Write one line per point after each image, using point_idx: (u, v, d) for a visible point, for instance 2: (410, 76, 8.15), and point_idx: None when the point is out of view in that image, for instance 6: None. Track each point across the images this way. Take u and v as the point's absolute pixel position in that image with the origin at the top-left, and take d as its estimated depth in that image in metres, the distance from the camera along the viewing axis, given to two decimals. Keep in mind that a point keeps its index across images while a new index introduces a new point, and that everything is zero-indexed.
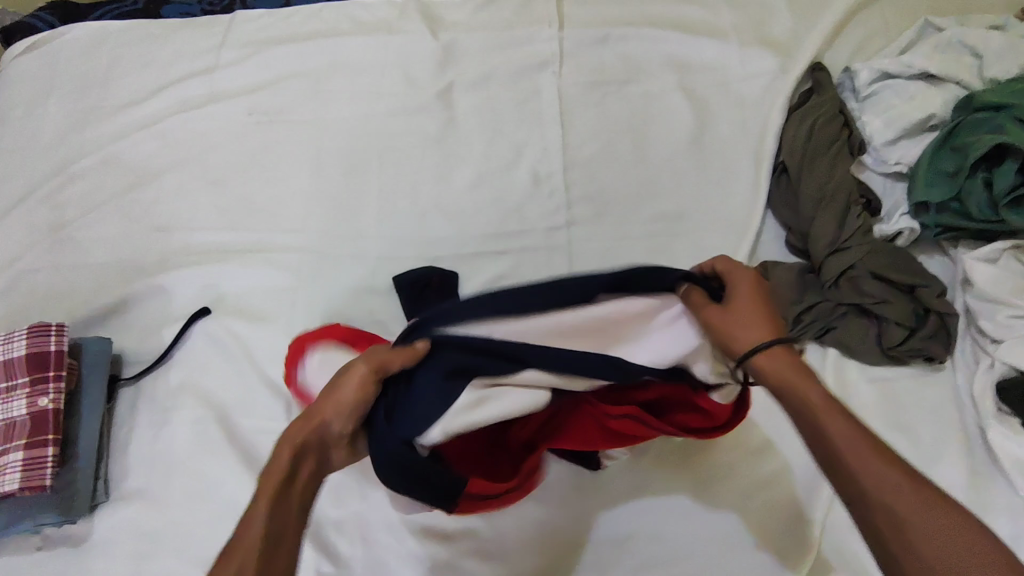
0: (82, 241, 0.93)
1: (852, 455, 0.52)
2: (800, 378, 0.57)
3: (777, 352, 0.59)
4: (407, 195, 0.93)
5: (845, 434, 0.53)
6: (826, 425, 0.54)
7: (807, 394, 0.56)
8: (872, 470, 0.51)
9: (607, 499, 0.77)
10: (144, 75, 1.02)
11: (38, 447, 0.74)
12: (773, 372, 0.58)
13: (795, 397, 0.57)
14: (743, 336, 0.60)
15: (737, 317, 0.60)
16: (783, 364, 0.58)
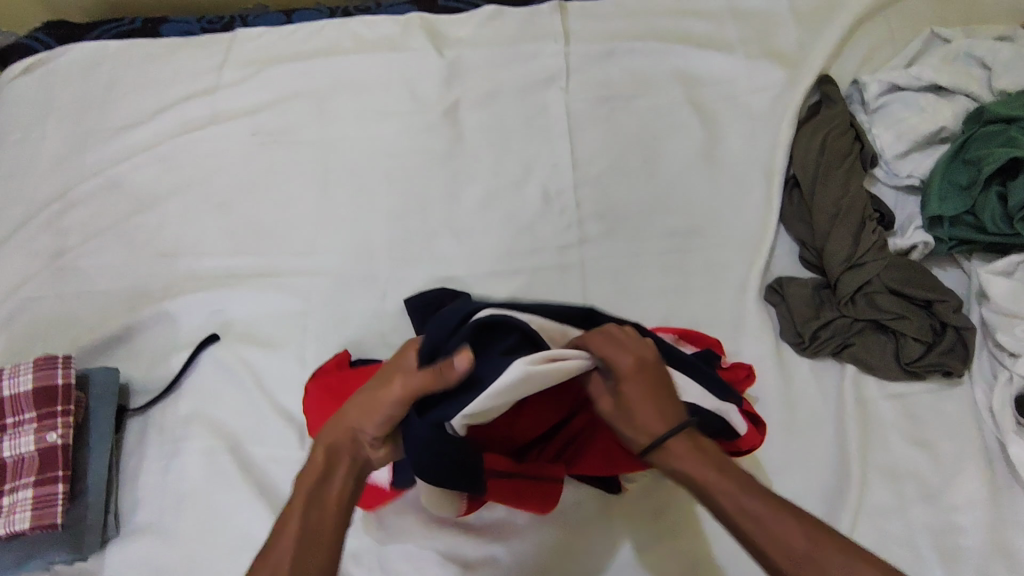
0: (86, 268, 0.91)
1: (764, 534, 0.47)
2: (696, 460, 0.51)
3: (676, 439, 0.52)
4: (417, 216, 0.92)
5: (766, 504, 0.48)
6: (728, 502, 0.49)
7: (705, 477, 0.50)
8: (787, 541, 0.46)
9: (630, 523, 0.76)
10: (147, 97, 1.01)
11: (48, 484, 0.73)
12: (678, 459, 0.51)
13: (692, 482, 0.51)
14: (626, 425, 0.54)
15: (630, 403, 0.53)
16: (684, 450, 0.52)
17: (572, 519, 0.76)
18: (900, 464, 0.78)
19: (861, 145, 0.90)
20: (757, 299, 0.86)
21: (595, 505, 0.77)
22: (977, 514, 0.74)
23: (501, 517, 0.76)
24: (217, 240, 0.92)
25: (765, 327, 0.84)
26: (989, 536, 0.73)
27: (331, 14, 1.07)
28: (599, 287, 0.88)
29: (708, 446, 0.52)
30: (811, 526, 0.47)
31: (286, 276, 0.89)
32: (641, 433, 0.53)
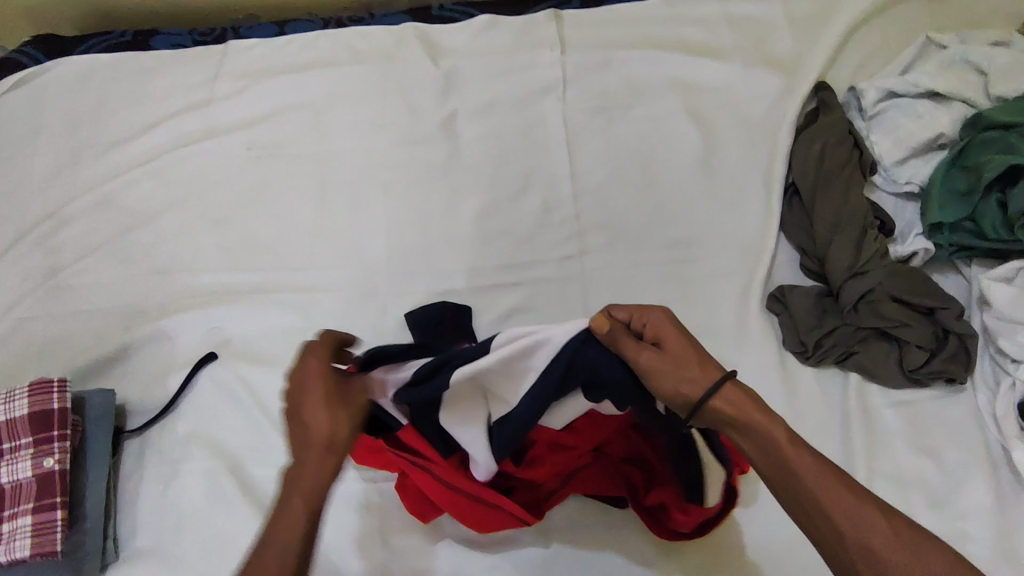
0: (80, 286, 0.90)
1: (824, 489, 0.53)
2: (760, 413, 0.56)
3: (724, 388, 0.58)
4: (416, 229, 0.91)
5: (820, 459, 0.54)
6: (794, 457, 0.54)
7: (774, 433, 0.55)
8: (838, 501, 0.52)
9: (638, 537, 0.74)
10: (139, 112, 1.00)
11: (47, 511, 0.72)
12: (732, 408, 0.57)
13: (755, 434, 0.56)
14: (679, 381, 0.58)
15: (676, 359, 0.58)
16: (739, 399, 0.57)
17: (578, 533, 0.75)
18: (907, 471, 0.77)
19: (859, 151, 0.90)
20: (759, 308, 0.85)
21: (602, 518, 0.75)
22: (984, 521, 0.74)
23: (507, 534, 0.75)
24: (212, 256, 0.91)
25: (768, 337, 0.84)
26: (997, 543, 0.73)
27: (324, 25, 1.06)
28: (601, 298, 0.87)
29: (756, 397, 0.58)
30: (863, 492, 0.53)
31: (284, 292, 0.88)
32: (690, 385, 0.58)
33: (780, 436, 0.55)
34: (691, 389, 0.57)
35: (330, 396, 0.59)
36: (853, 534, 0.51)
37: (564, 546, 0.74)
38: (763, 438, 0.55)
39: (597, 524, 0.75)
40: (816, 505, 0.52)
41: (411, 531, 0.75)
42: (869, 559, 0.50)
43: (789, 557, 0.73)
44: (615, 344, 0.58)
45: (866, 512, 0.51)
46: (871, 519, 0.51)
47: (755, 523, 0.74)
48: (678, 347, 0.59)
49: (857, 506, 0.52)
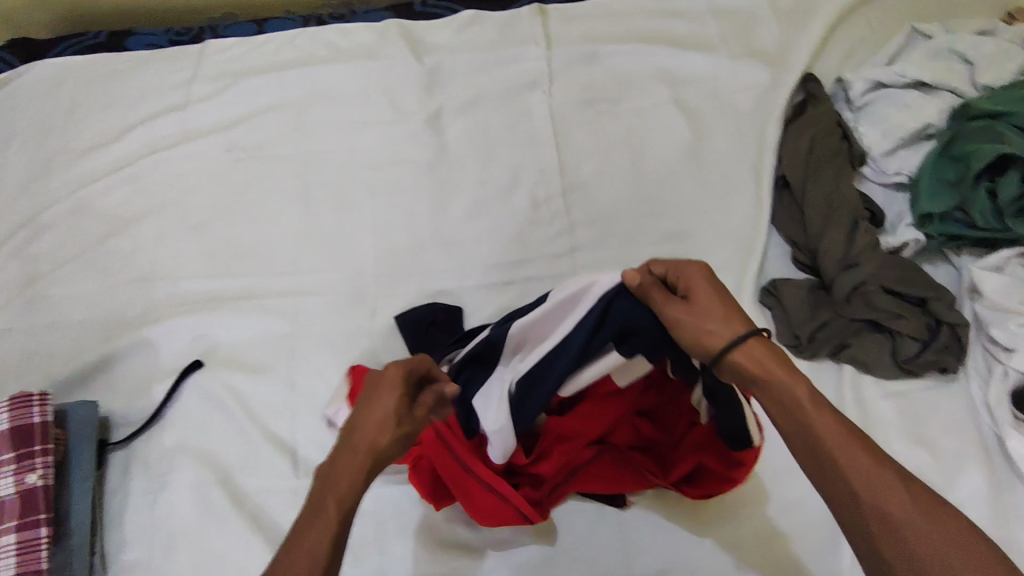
0: (59, 296, 0.87)
1: (842, 448, 0.53)
2: (785, 371, 0.56)
3: (750, 344, 0.58)
4: (403, 230, 0.90)
5: (838, 421, 0.54)
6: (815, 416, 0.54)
7: (796, 390, 0.55)
8: (854, 459, 0.52)
9: (636, 536, 0.73)
10: (115, 115, 0.97)
11: (30, 529, 0.69)
12: (754, 362, 0.57)
13: (778, 389, 0.56)
14: (703, 333, 0.58)
15: (703, 313, 0.59)
16: (763, 354, 0.57)
17: (575, 534, 0.74)
18: (903, 461, 0.77)
19: (848, 143, 0.90)
20: (753, 301, 0.84)
21: (599, 518, 0.74)
22: (980, 508, 0.74)
23: (504, 536, 0.74)
24: (195, 262, 0.89)
25: (762, 330, 0.83)
26: (993, 530, 0.73)
27: (304, 22, 1.03)
28: None
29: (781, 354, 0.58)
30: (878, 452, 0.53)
31: (270, 297, 0.86)
32: (715, 336, 0.58)
33: (805, 397, 0.55)
34: (716, 338, 0.58)
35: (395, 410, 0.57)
36: (868, 493, 0.51)
37: (561, 547, 0.73)
38: (786, 395, 0.56)
39: (595, 524, 0.74)
40: (825, 457, 0.53)
41: (406, 537, 0.74)
42: (881, 517, 0.50)
43: (788, 551, 0.72)
44: (645, 297, 0.61)
45: (883, 475, 0.51)
46: (892, 487, 0.51)
47: (753, 518, 0.74)
48: (706, 303, 0.60)
49: (870, 465, 0.52)
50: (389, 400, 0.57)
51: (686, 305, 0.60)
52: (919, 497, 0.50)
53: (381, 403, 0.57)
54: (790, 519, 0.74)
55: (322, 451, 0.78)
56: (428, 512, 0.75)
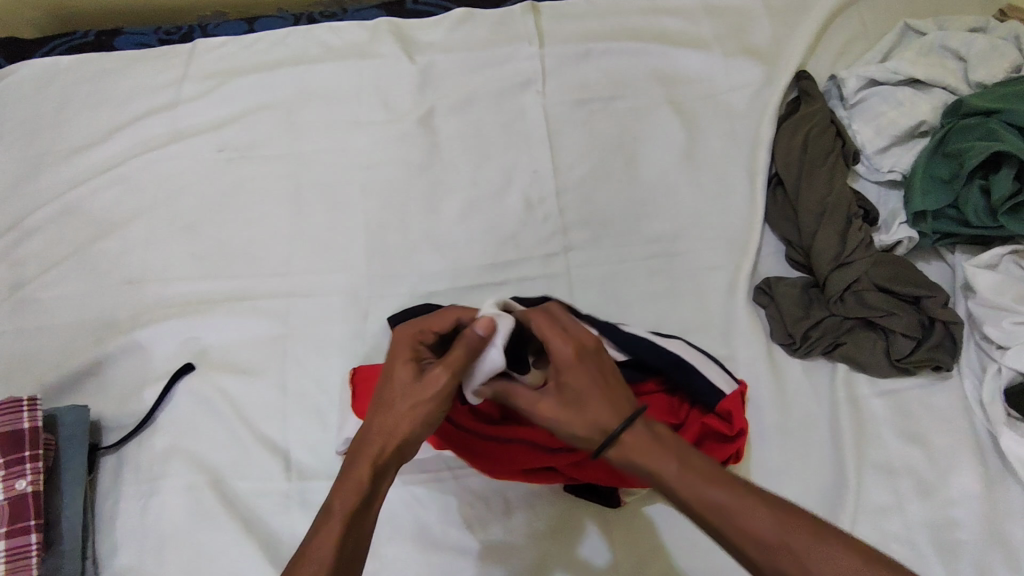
0: (47, 299, 0.87)
1: (722, 516, 0.50)
2: (658, 451, 0.53)
3: (636, 427, 0.55)
4: (396, 230, 0.89)
5: (714, 485, 0.52)
6: (687, 487, 0.52)
7: (665, 466, 0.53)
8: (743, 520, 0.50)
9: (630, 535, 0.73)
10: (104, 115, 0.96)
11: (20, 535, 0.69)
12: (637, 447, 0.54)
13: (653, 469, 0.53)
14: (590, 423, 0.55)
15: (578, 404, 0.56)
16: (643, 439, 0.54)
17: (568, 534, 0.74)
18: (896, 460, 0.77)
19: (841, 141, 0.90)
20: (747, 300, 0.84)
21: (594, 517, 0.74)
22: (973, 506, 0.74)
23: (498, 538, 0.73)
24: (185, 264, 0.88)
25: (756, 329, 0.83)
26: (984, 528, 0.73)
27: (295, 21, 1.03)
28: (587, 296, 0.86)
29: (662, 435, 0.55)
30: (760, 501, 0.51)
31: (262, 299, 0.86)
32: (602, 417, 0.55)
33: (674, 474, 0.52)
34: (605, 417, 0.55)
35: (409, 383, 0.59)
36: (770, 554, 0.49)
37: (555, 547, 0.73)
38: (659, 482, 0.53)
39: (589, 524, 0.74)
40: (716, 531, 0.51)
41: (399, 539, 0.74)
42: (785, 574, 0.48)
43: None
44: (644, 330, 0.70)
45: (769, 529, 0.49)
46: (781, 538, 0.49)
47: None
48: (581, 391, 0.56)
49: (756, 520, 0.50)
50: (405, 362, 0.60)
51: (563, 398, 0.57)
52: (805, 531, 0.49)
53: (398, 367, 0.60)
54: None
55: (315, 454, 0.78)
56: (421, 514, 0.75)
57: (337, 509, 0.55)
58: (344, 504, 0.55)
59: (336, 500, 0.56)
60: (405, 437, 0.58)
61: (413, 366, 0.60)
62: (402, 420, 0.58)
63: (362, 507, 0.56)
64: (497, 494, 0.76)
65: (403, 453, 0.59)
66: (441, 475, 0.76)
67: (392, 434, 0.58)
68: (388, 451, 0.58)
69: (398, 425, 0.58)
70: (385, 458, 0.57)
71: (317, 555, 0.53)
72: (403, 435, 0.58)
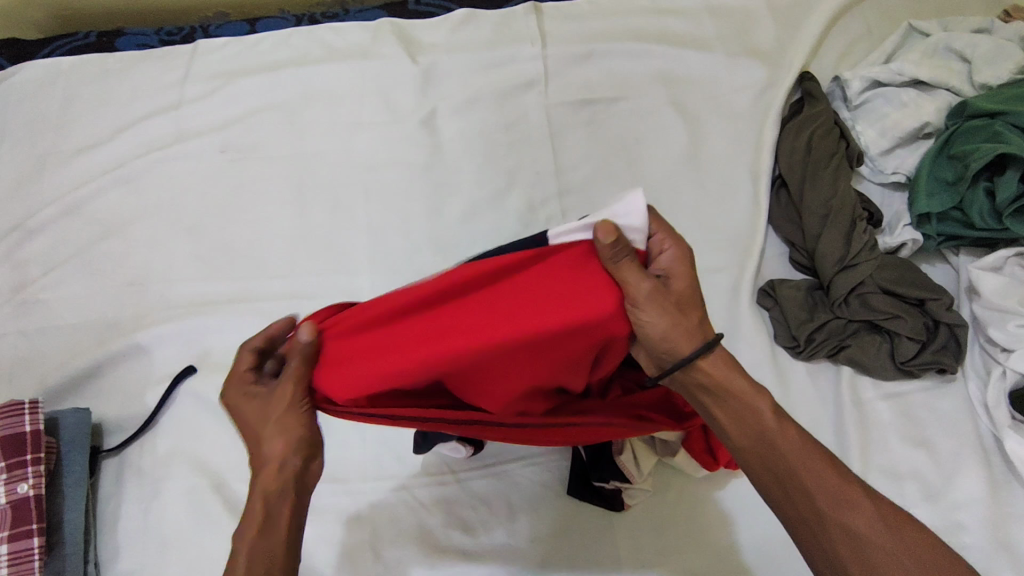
0: (50, 301, 0.86)
1: (799, 456, 0.54)
2: (745, 382, 0.55)
3: (716, 354, 0.56)
4: (399, 232, 0.89)
5: (792, 428, 0.55)
6: (774, 427, 0.55)
7: (758, 408, 0.55)
8: (815, 476, 0.53)
9: (635, 538, 0.73)
10: (106, 116, 0.96)
11: (22, 539, 0.68)
12: (717, 375, 0.56)
13: (738, 402, 0.55)
14: (675, 331, 0.54)
15: (682, 305, 0.54)
16: (725, 370, 0.56)
17: (572, 536, 0.74)
18: (900, 463, 0.77)
19: (845, 142, 0.89)
20: (750, 303, 0.84)
21: (598, 520, 0.74)
22: (977, 510, 0.74)
23: (503, 541, 0.73)
24: (188, 265, 0.88)
25: (761, 331, 0.83)
26: (989, 531, 0.73)
27: (297, 22, 1.02)
28: None
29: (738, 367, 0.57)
30: (841, 466, 0.54)
31: (264, 301, 0.86)
32: (689, 333, 0.54)
33: (765, 408, 0.55)
34: (688, 333, 0.54)
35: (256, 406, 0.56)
36: (837, 502, 0.52)
37: (560, 549, 0.73)
38: (744, 409, 0.55)
39: (592, 527, 0.74)
40: (787, 468, 0.54)
41: (402, 542, 0.73)
42: (842, 526, 0.52)
43: (783, 552, 0.72)
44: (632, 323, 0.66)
45: (834, 480, 0.53)
46: (849, 491, 0.53)
47: (749, 519, 0.74)
48: (682, 296, 0.54)
49: (829, 473, 0.53)
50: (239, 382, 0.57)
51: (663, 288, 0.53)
52: (871, 500, 0.53)
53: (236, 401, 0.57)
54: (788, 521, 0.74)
55: None
56: (424, 517, 0.75)
57: (242, 543, 0.55)
58: (256, 517, 0.54)
59: (248, 526, 0.55)
60: (283, 458, 0.55)
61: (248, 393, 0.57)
62: (278, 441, 0.54)
63: (262, 531, 0.54)
64: (501, 497, 0.75)
65: (291, 474, 0.55)
66: (445, 477, 0.76)
67: (268, 461, 0.55)
68: (280, 468, 0.55)
69: (272, 455, 0.55)
70: (277, 484, 0.55)
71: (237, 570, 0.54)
72: (276, 458, 0.55)
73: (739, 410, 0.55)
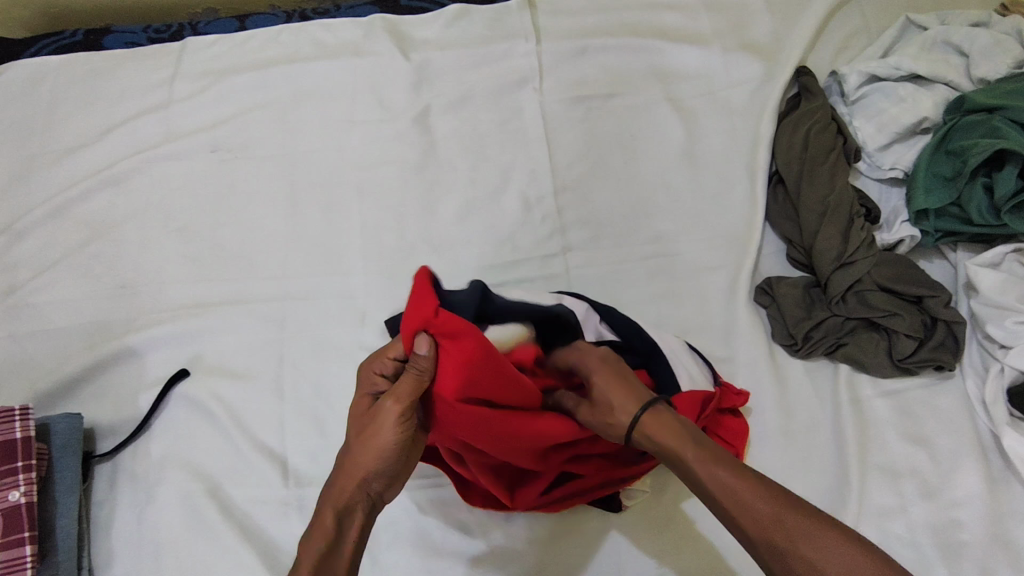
0: (39, 305, 0.85)
1: (732, 497, 0.50)
2: (673, 436, 0.53)
3: (653, 413, 0.55)
4: (393, 231, 0.88)
5: (729, 466, 0.51)
6: (703, 471, 0.51)
7: (680, 449, 0.53)
8: (747, 501, 0.49)
9: (632, 539, 0.73)
10: (94, 116, 0.95)
11: (13, 548, 0.68)
12: (653, 434, 0.54)
13: (672, 458, 0.53)
14: (613, 417, 0.55)
15: (610, 399, 0.56)
16: (662, 428, 0.54)
17: (569, 537, 0.73)
18: (898, 461, 0.76)
19: (843, 138, 0.88)
20: (747, 301, 0.84)
21: (596, 521, 0.74)
22: (975, 508, 0.74)
23: (500, 543, 0.73)
24: (179, 267, 0.87)
25: (758, 330, 0.82)
26: (987, 529, 0.73)
27: (288, 19, 1.01)
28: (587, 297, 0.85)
29: (676, 419, 0.55)
30: (784, 495, 0.49)
31: (257, 303, 0.85)
32: (623, 416, 0.55)
33: (692, 455, 0.52)
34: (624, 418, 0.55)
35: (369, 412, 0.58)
36: (788, 540, 0.47)
37: (557, 550, 0.73)
38: (676, 463, 0.53)
39: (589, 529, 0.73)
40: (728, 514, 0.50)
41: (399, 546, 0.73)
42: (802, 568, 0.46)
43: None
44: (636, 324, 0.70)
45: (774, 515, 0.48)
46: (797, 524, 0.48)
47: None
48: (612, 387, 0.56)
49: (772, 506, 0.49)
50: (364, 392, 0.60)
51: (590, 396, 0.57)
52: (825, 529, 0.47)
53: (354, 413, 0.60)
54: None
55: (313, 460, 0.77)
56: (420, 520, 0.74)
57: (306, 558, 0.54)
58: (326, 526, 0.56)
59: (315, 533, 0.55)
60: (367, 475, 0.57)
61: (366, 402, 0.60)
62: (361, 462, 0.57)
63: (328, 552, 0.55)
64: None
65: (371, 493, 0.58)
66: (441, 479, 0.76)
67: (353, 472, 0.57)
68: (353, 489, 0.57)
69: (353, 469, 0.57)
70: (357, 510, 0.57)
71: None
72: (364, 473, 0.56)
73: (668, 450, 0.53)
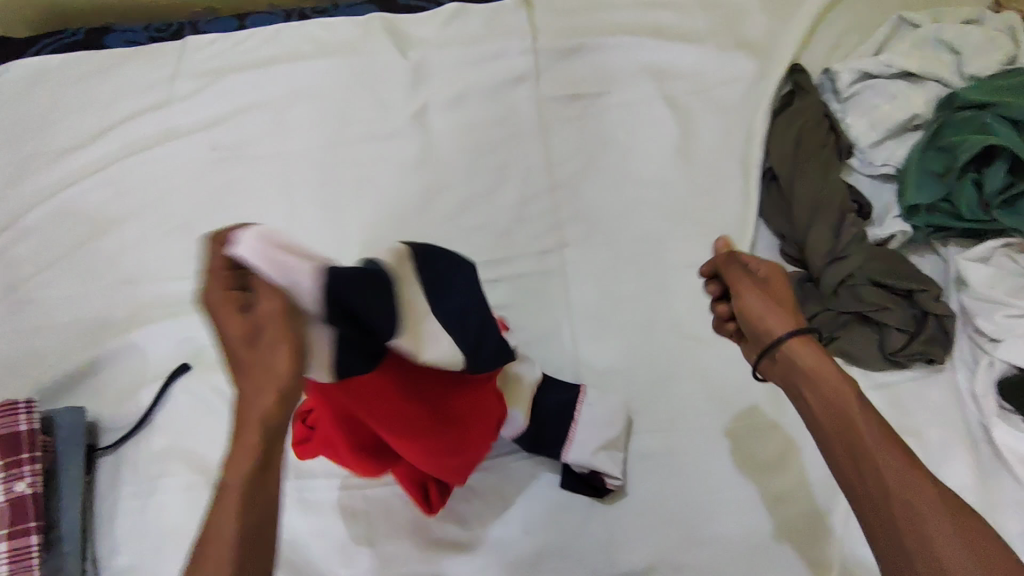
0: (41, 302, 0.86)
1: (895, 477, 0.53)
2: (835, 376, 0.59)
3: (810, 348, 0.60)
4: (392, 226, 0.89)
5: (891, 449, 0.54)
6: (869, 432, 0.55)
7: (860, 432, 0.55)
8: (912, 505, 0.51)
9: (626, 529, 0.74)
10: (94, 114, 0.96)
11: (20, 537, 0.69)
12: (807, 365, 0.60)
13: (824, 391, 0.58)
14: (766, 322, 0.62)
15: (775, 304, 0.62)
16: (814, 356, 0.60)
17: (563, 531, 0.74)
18: None
19: (835, 135, 0.90)
20: None
21: (591, 514, 0.75)
22: (967, 497, 0.75)
23: (494, 534, 0.74)
24: (180, 263, 0.88)
25: None
26: None
27: (287, 17, 1.02)
28: (582, 292, 0.86)
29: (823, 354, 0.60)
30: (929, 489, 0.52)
31: None
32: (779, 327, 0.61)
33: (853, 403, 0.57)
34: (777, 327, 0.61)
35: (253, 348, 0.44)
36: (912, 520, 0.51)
37: (551, 544, 0.74)
38: (837, 404, 0.58)
39: (585, 521, 0.75)
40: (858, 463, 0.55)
41: (398, 536, 0.74)
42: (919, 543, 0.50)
43: (773, 543, 0.73)
44: None
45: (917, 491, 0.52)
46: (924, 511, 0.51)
47: (743, 509, 0.75)
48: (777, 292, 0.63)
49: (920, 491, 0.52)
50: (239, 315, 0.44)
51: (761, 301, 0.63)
52: (961, 526, 0.50)
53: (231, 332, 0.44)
54: (782, 509, 0.74)
55: None
56: (417, 511, 0.75)
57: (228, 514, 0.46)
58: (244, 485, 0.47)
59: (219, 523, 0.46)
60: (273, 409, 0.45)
61: (235, 300, 0.44)
62: (264, 393, 0.45)
63: (262, 479, 0.47)
64: (495, 491, 0.76)
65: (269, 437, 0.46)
66: None
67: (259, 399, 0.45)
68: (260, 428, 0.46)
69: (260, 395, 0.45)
70: (276, 414, 0.46)
71: (212, 559, 0.45)
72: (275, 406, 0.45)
73: (861, 448, 0.55)
